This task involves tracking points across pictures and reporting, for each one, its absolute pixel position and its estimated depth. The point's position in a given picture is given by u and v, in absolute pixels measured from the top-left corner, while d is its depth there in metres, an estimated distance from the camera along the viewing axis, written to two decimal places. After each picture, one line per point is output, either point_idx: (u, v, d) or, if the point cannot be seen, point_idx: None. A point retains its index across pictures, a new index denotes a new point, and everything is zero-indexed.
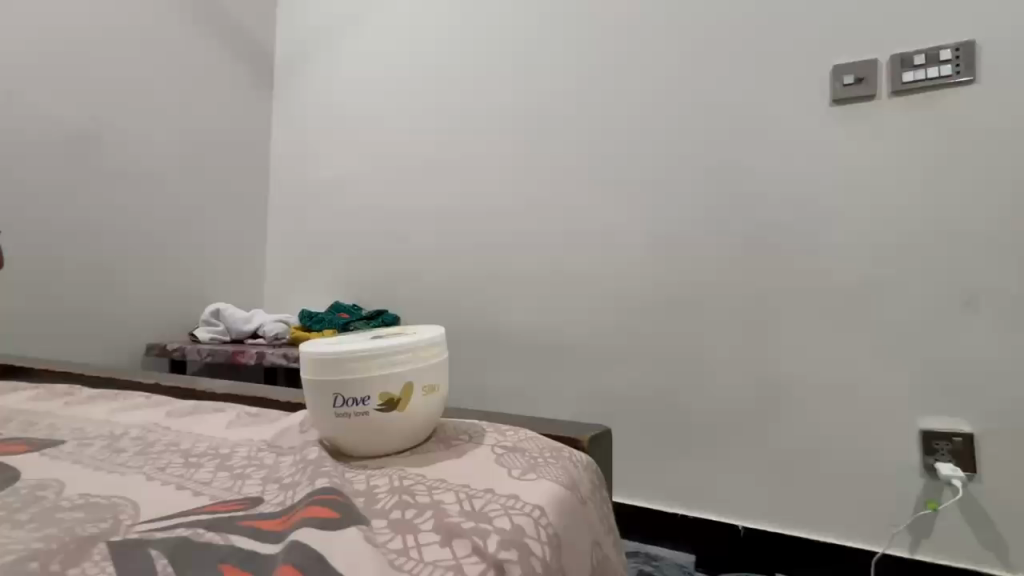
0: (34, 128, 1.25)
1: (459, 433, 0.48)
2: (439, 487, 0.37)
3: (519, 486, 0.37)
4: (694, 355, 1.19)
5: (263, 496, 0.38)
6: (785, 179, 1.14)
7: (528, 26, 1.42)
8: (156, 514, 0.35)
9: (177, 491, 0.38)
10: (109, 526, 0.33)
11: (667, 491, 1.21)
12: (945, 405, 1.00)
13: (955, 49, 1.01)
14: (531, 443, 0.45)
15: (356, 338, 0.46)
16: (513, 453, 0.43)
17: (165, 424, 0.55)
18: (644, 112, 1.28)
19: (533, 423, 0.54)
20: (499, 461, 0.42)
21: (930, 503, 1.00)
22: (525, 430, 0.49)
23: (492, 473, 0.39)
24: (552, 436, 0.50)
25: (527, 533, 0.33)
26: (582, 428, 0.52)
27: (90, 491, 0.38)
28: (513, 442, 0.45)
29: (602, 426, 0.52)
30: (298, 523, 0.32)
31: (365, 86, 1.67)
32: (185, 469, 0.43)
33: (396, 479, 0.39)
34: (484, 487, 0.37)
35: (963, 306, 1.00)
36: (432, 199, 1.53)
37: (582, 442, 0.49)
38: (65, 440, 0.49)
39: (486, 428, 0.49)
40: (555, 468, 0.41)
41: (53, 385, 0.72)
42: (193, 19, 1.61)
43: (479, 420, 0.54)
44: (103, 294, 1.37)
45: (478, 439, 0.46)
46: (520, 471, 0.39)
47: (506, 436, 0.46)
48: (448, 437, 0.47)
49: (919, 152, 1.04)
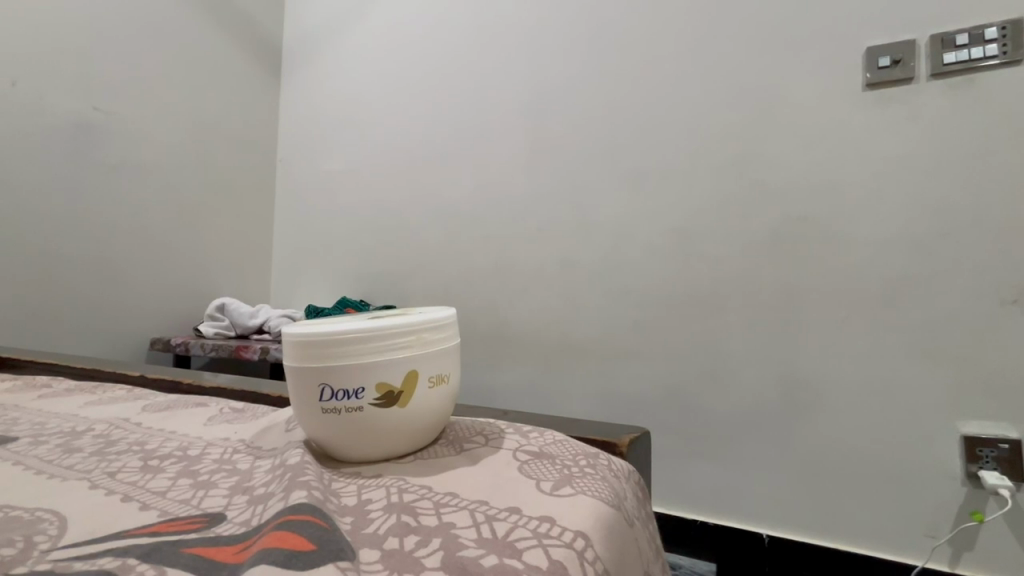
0: (38, 117, 1.21)
1: (473, 434, 0.43)
2: (450, 506, 0.32)
3: (553, 507, 0.32)
4: (714, 354, 1.14)
5: (225, 512, 0.33)
6: (810, 169, 1.08)
7: (542, 9, 1.37)
8: (84, 535, 0.30)
9: (122, 504, 0.34)
10: (16, 554, 0.28)
11: (686, 497, 1.15)
12: (989, 410, 0.93)
13: (1001, 27, 0.94)
14: (561, 449, 0.40)
15: (349, 320, 0.41)
16: (540, 462, 0.38)
17: (137, 419, 0.51)
18: (663, 96, 1.22)
19: (553, 423, 0.49)
20: (524, 471, 0.37)
21: (974, 514, 0.93)
22: (551, 432, 0.44)
23: (516, 488, 0.34)
24: (583, 439, 0.45)
25: (569, 570, 0.27)
26: (614, 431, 0.46)
27: (16, 504, 0.33)
28: (539, 448, 0.40)
29: (638, 429, 0.47)
30: (260, 555, 0.27)
31: (373, 74, 1.63)
32: (140, 475, 0.38)
33: (394, 494, 0.34)
34: (509, 507, 0.32)
35: (1011, 304, 0.92)
36: (443, 190, 1.48)
37: (622, 448, 0.43)
38: (20, 438, 0.45)
39: (505, 429, 0.44)
40: (595, 481, 0.36)
41: (35, 377, 0.69)
42: (198, 8, 1.57)
43: (494, 419, 0.49)
44: (105, 288, 1.33)
45: (495, 442, 0.41)
46: (552, 486, 0.34)
47: (530, 440, 0.41)
48: (458, 439, 0.43)
49: (960, 139, 0.97)
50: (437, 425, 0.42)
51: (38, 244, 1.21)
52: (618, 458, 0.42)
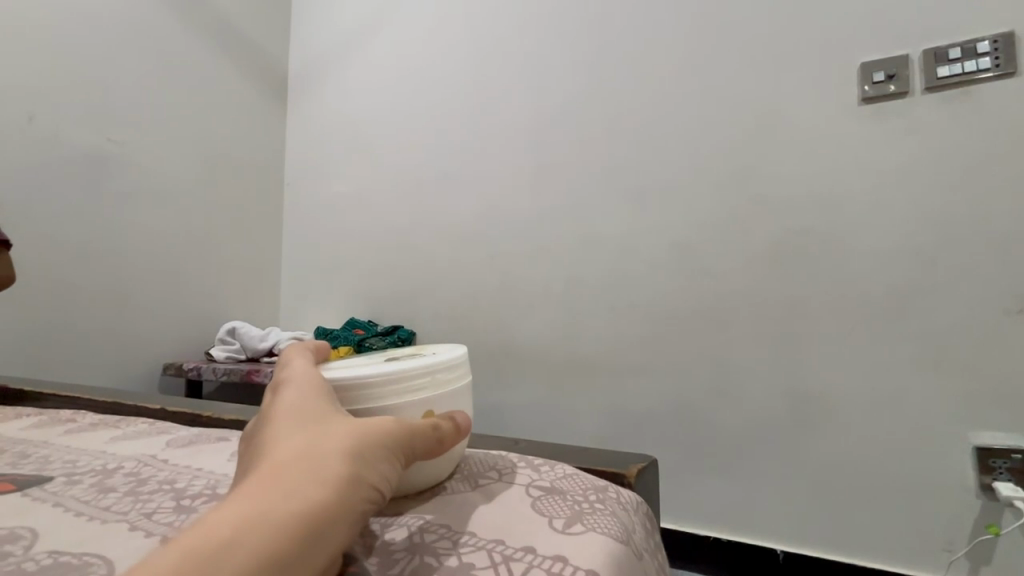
0: (55, 151, 1.26)
1: (486, 469, 0.44)
2: (469, 545, 0.33)
3: (565, 544, 0.33)
4: (721, 368, 1.14)
5: None
6: (810, 183, 1.09)
7: (539, 32, 1.41)
8: None
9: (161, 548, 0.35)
10: None
11: (698, 513, 1.15)
12: (1001, 419, 0.92)
13: (993, 41, 0.96)
14: (571, 485, 0.41)
15: (362, 364, 0.42)
16: (552, 498, 0.39)
17: (162, 455, 0.52)
18: (661, 114, 1.24)
19: (564, 452, 0.50)
20: (537, 508, 0.37)
21: (990, 527, 0.92)
22: (560, 465, 0.45)
23: (531, 526, 0.35)
24: (592, 470, 0.46)
25: None
26: (623, 461, 0.48)
27: (62, 548, 0.35)
28: (550, 483, 0.41)
29: (646, 459, 0.48)
30: None
31: (376, 99, 1.67)
32: (175, 515, 0.39)
33: (416, 534, 0.35)
34: (523, 545, 0.33)
35: (1018, 312, 0.93)
36: (447, 211, 1.50)
37: (630, 478, 0.44)
38: (55, 478, 0.47)
39: (517, 462, 0.45)
40: (605, 517, 0.37)
41: (58, 412, 0.71)
42: (208, 41, 1.63)
43: (507, 451, 0.50)
44: (120, 316, 1.36)
45: (508, 477, 0.42)
46: (564, 523, 0.35)
47: (541, 475, 0.42)
48: (473, 474, 0.43)
49: (958, 150, 0.98)
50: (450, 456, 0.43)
51: (55, 274, 1.24)
52: (627, 489, 0.44)
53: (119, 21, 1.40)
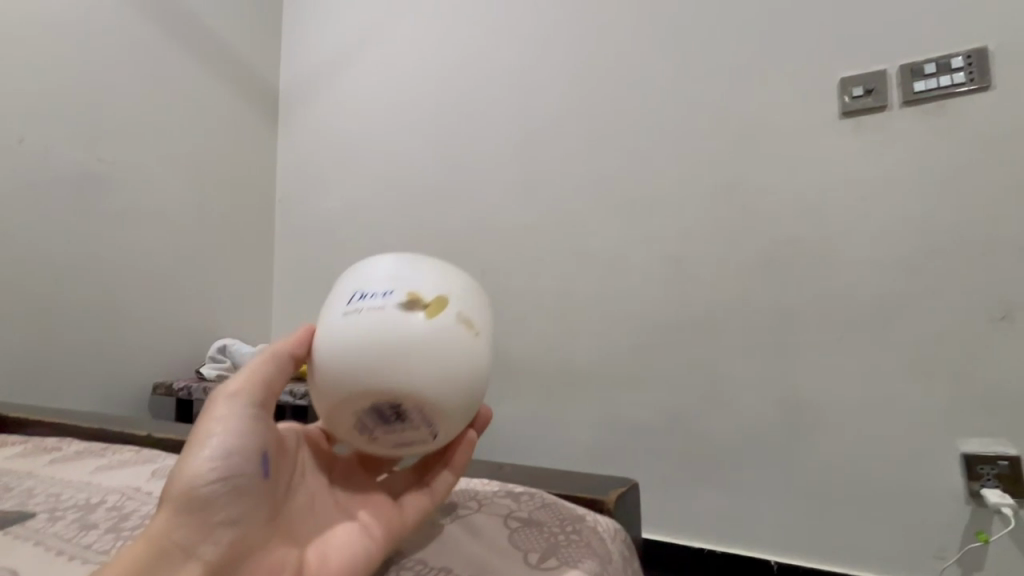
0: (44, 171, 1.25)
1: (467, 499, 0.47)
2: None
3: None
4: (713, 379, 1.14)
5: None
6: (793, 196, 1.11)
7: (529, 46, 1.43)
8: None
9: None
10: None
11: (693, 525, 1.14)
12: (986, 426, 0.94)
13: (967, 56, 0.99)
14: (548, 515, 0.44)
15: None
16: (530, 529, 0.42)
17: (147, 486, 0.52)
18: (651, 127, 1.26)
19: (550, 479, 0.51)
20: (514, 541, 0.41)
21: (979, 534, 0.93)
22: (540, 491, 0.48)
23: (505, 562, 0.39)
24: (572, 496, 0.48)
25: None
26: (603, 486, 0.50)
27: None
28: (528, 513, 0.44)
29: (626, 484, 0.50)
30: None
31: (368, 115, 1.68)
32: None
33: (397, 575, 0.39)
34: None
35: (999, 321, 0.94)
36: (440, 226, 1.51)
37: (609, 504, 0.47)
38: (37, 514, 0.47)
39: (497, 491, 0.48)
40: (578, 550, 0.41)
41: (44, 440, 0.70)
42: (198, 59, 1.64)
43: (490, 478, 0.52)
44: (109, 336, 1.35)
45: (488, 508, 0.45)
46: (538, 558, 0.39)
47: (521, 503, 0.45)
48: (456, 506, 0.46)
49: (936, 162, 1.00)
50: (357, 355, 0.39)
51: (45, 294, 1.23)
52: (606, 516, 0.46)
53: (111, 41, 1.41)
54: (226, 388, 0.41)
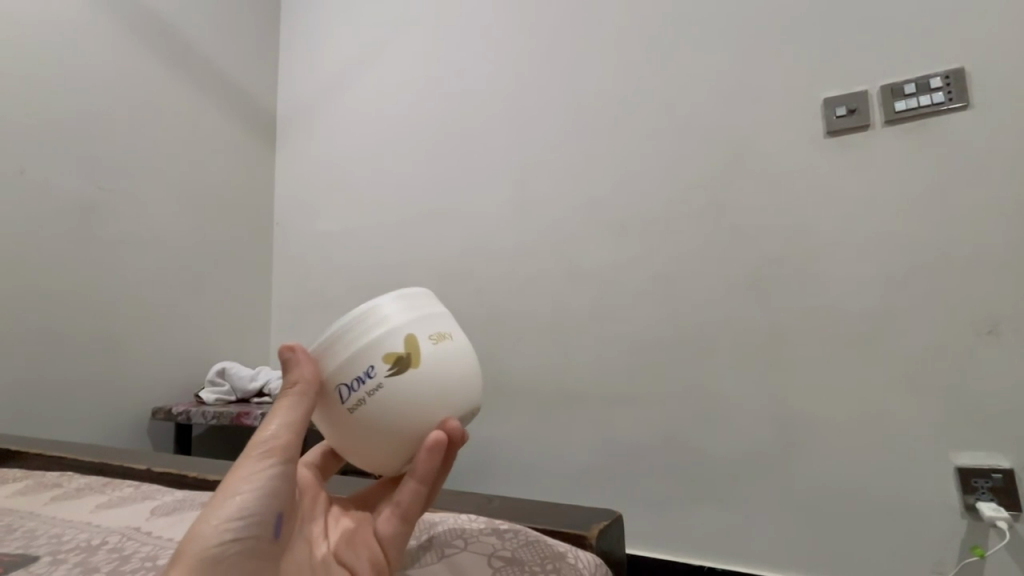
0: (45, 202, 1.28)
1: (453, 537, 0.48)
2: None
3: None
4: (706, 396, 1.15)
5: None
6: (780, 215, 1.13)
7: (519, 72, 1.46)
8: None
9: None
10: None
11: (692, 545, 1.13)
12: (978, 440, 0.95)
13: (944, 77, 1.02)
14: (530, 552, 0.46)
15: None
16: (512, 568, 0.44)
17: (145, 524, 0.53)
18: (640, 149, 1.29)
19: (540, 517, 0.52)
20: None
21: (975, 548, 0.93)
22: (523, 528, 0.49)
23: None
24: (556, 532, 0.50)
25: None
26: (587, 520, 0.51)
27: None
28: (511, 552, 0.46)
29: (609, 517, 0.52)
30: None
31: (364, 139, 1.71)
32: None
33: None
34: None
35: (986, 335, 0.96)
36: (438, 249, 1.52)
37: (591, 539, 0.48)
38: (40, 557, 0.48)
39: (483, 527, 0.49)
40: None
41: (44, 476, 0.71)
42: (197, 87, 1.67)
43: (477, 514, 0.54)
44: (108, 363, 1.35)
45: (472, 547, 0.47)
46: None
47: (505, 542, 0.47)
48: (442, 544, 0.48)
49: (918, 180, 1.03)
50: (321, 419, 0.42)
51: (45, 323, 1.25)
52: (588, 550, 0.48)
53: (111, 74, 1.45)
54: (262, 443, 0.40)
